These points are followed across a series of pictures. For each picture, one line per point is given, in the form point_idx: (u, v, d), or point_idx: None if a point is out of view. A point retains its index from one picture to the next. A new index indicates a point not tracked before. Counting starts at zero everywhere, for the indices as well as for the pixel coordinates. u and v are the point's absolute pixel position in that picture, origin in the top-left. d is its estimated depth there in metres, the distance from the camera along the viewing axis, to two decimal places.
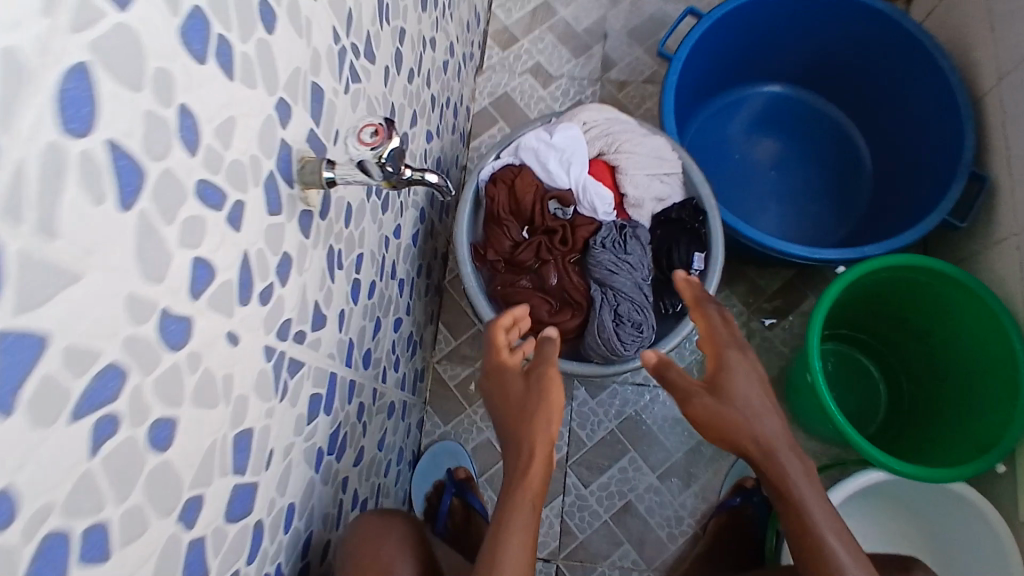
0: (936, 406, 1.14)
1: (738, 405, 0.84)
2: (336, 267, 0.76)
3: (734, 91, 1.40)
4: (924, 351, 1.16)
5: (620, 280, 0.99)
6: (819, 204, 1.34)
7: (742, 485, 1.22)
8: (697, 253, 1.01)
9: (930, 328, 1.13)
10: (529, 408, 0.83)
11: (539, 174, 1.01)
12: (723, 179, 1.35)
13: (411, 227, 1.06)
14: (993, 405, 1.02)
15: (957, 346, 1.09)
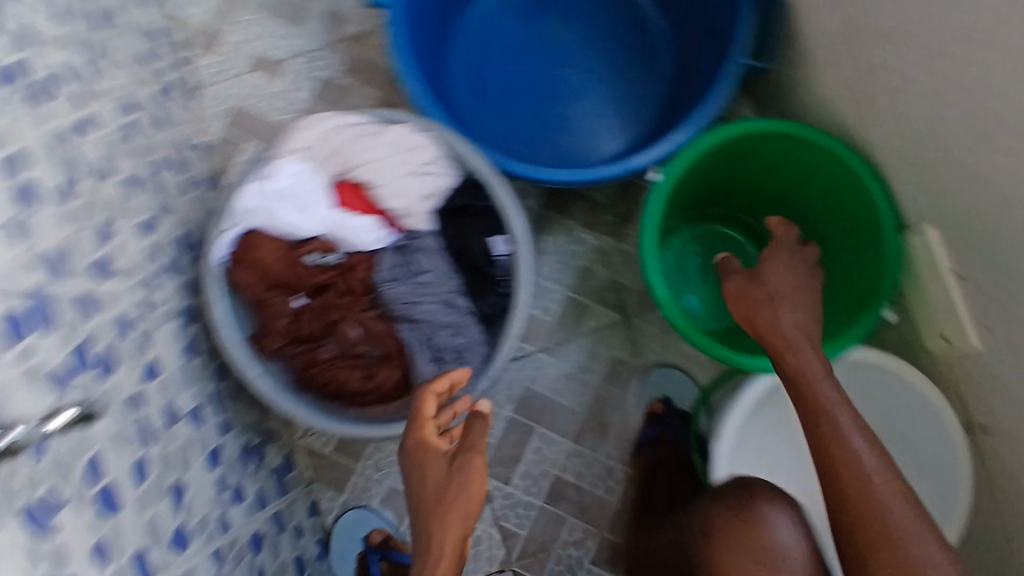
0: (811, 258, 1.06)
1: (759, 317, 0.85)
2: (52, 512, 0.60)
3: (479, 8, 1.18)
4: (784, 209, 1.08)
5: (424, 309, 0.84)
6: (625, 85, 1.16)
7: (652, 413, 1.15)
8: (497, 240, 0.86)
9: (781, 182, 1.03)
10: (447, 492, 0.69)
11: (280, 233, 0.82)
12: (510, 112, 1.15)
13: (171, 348, 0.90)
14: (868, 244, 0.94)
15: (813, 190, 1.00)
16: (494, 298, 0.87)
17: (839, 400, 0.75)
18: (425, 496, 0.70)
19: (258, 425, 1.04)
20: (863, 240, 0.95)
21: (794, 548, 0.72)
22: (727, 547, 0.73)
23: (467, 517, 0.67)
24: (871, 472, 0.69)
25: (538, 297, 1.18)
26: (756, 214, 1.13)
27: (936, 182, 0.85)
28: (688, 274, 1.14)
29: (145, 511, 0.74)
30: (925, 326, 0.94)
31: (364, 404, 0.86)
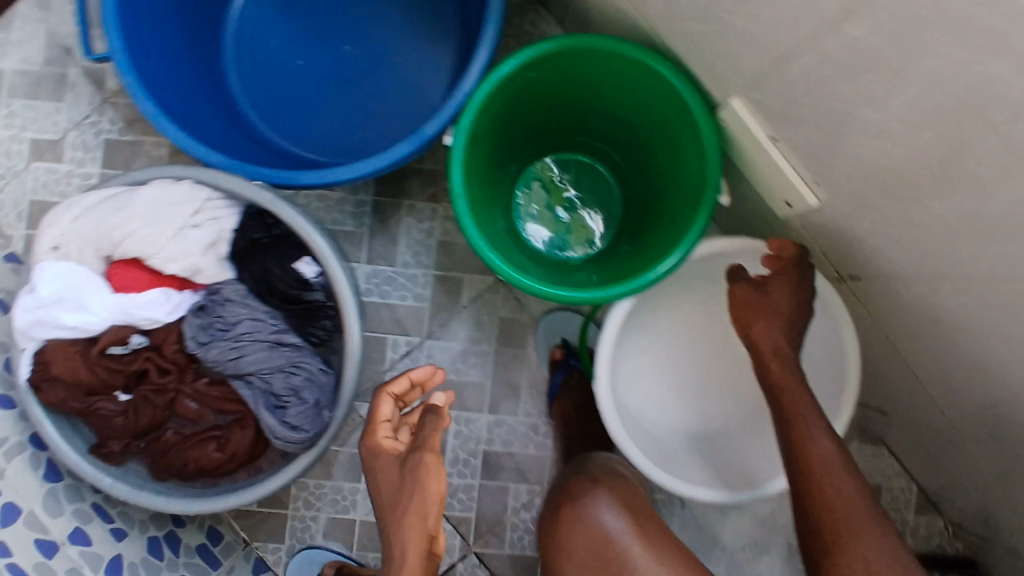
0: (647, 164, 1.02)
1: (764, 333, 0.88)
2: None
3: (238, 14, 1.09)
4: (609, 124, 1.03)
5: (250, 360, 0.80)
6: (415, 45, 1.08)
7: (555, 361, 1.12)
8: (300, 262, 0.81)
9: (594, 102, 0.98)
10: (402, 498, 0.72)
11: (72, 336, 0.79)
12: (307, 112, 1.07)
13: (26, 485, 0.86)
14: (687, 135, 0.90)
15: (623, 100, 0.96)
16: (322, 321, 0.83)
17: (812, 408, 0.82)
18: (388, 503, 0.73)
19: (161, 516, 1.02)
20: (682, 133, 0.91)
21: (616, 529, 0.74)
22: (563, 536, 0.76)
23: (424, 519, 0.70)
24: (839, 477, 0.77)
25: (407, 285, 1.12)
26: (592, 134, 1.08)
27: (717, 52, 0.80)
28: (539, 214, 1.12)
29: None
30: (768, 196, 0.89)
31: (230, 472, 0.83)
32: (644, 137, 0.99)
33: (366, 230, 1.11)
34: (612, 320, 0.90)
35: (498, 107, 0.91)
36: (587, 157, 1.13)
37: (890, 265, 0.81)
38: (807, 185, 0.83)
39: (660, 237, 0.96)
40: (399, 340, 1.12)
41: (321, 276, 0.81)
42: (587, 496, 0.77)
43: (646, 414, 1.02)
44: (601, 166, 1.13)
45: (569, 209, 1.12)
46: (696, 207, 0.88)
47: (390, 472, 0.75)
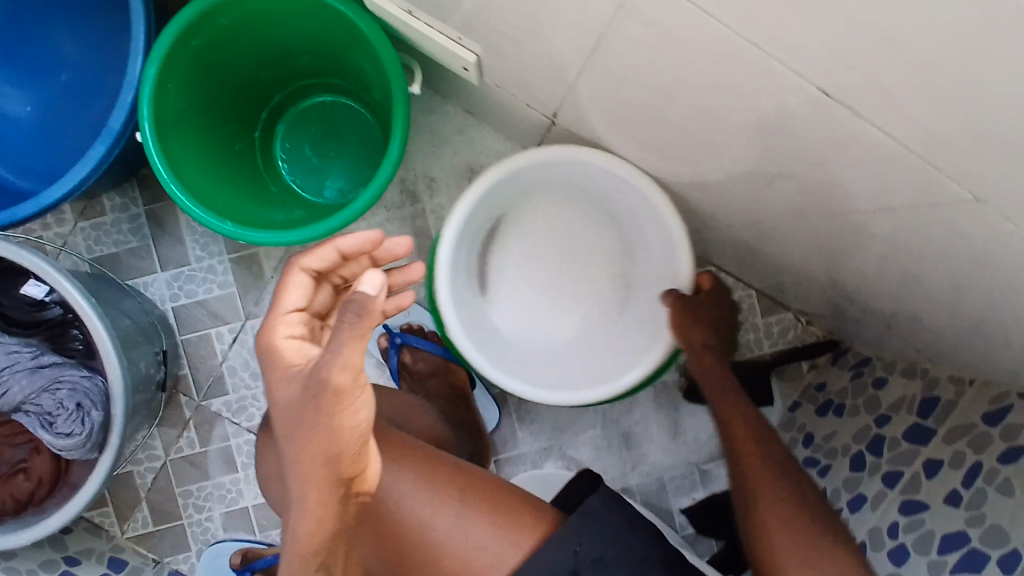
0: (364, 82, 1.05)
1: (687, 334, 0.95)
2: None
3: None
4: (315, 56, 1.04)
5: (17, 391, 0.85)
6: (120, 57, 1.04)
7: (385, 347, 1.16)
8: (28, 286, 0.86)
9: (284, 42, 1.01)
10: (307, 421, 0.65)
11: None
12: (42, 150, 1.05)
13: None
14: (362, 38, 0.92)
15: (306, 34, 0.98)
16: (72, 333, 0.88)
17: (739, 399, 0.89)
18: (293, 426, 0.66)
19: (51, 561, 1.08)
20: (358, 39, 0.92)
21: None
22: None
23: (332, 442, 0.65)
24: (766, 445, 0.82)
25: (207, 274, 1.15)
26: (316, 72, 1.10)
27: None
28: (303, 163, 1.15)
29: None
30: (452, 66, 0.91)
31: (46, 498, 0.87)
32: (345, 58, 1.01)
33: (149, 240, 1.14)
34: (439, 271, 0.96)
35: (182, 85, 0.94)
36: (326, 96, 1.14)
37: (565, 80, 0.82)
38: (462, 42, 0.84)
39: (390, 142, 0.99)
40: (222, 331, 1.16)
41: (50, 293, 0.86)
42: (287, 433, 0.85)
43: (529, 335, 1.09)
44: (343, 99, 1.14)
45: (330, 147, 1.15)
46: (395, 108, 0.92)
47: (294, 395, 0.67)
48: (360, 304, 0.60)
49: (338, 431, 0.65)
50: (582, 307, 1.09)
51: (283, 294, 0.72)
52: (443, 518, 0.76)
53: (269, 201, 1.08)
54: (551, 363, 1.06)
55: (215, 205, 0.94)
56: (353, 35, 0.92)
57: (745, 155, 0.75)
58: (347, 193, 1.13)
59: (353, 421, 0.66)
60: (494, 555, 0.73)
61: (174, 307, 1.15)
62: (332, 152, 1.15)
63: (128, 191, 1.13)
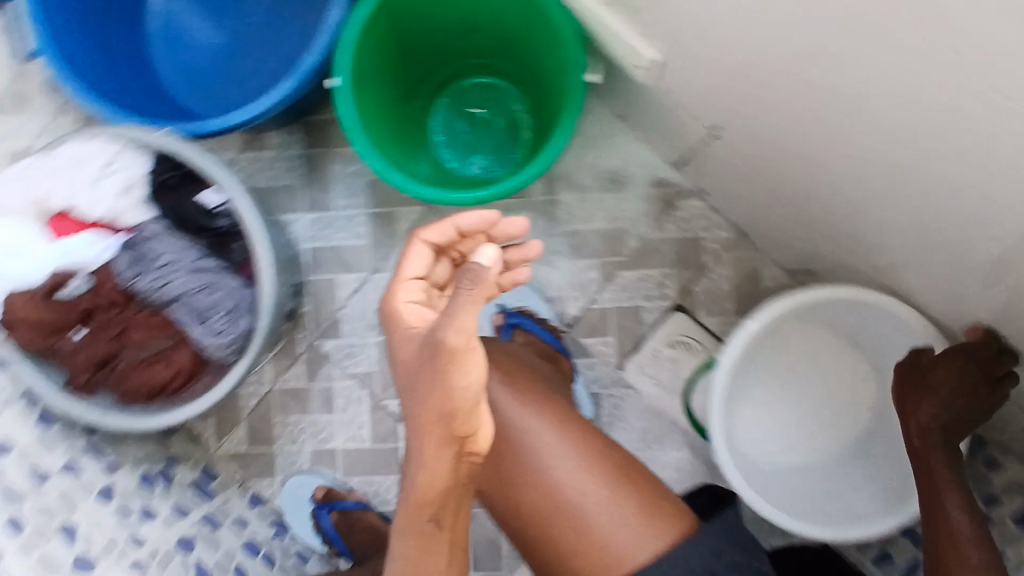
0: (533, 72, 1.10)
1: (917, 397, 0.90)
2: None
3: (158, 8, 1.16)
4: (492, 38, 1.09)
5: (176, 285, 0.91)
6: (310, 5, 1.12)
7: (497, 325, 1.19)
8: (208, 191, 0.92)
9: (470, 23, 1.07)
10: (421, 376, 0.65)
11: (24, 287, 0.90)
12: (225, 81, 1.14)
13: (24, 427, 1.00)
14: (544, 29, 0.96)
15: (491, 19, 1.04)
16: (234, 244, 0.95)
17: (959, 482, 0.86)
18: (413, 381, 0.65)
19: (154, 457, 1.15)
20: (541, 31, 0.98)
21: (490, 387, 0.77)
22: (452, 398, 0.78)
23: (447, 399, 0.63)
24: (954, 510, 0.84)
25: (346, 224, 1.22)
26: (487, 54, 1.15)
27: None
28: (454, 139, 1.20)
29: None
30: (627, 66, 0.93)
31: (180, 387, 0.94)
32: (523, 45, 1.05)
33: (301, 181, 1.22)
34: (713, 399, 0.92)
35: (376, 43, 0.99)
36: (489, 79, 1.20)
37: (741, 96, 0.83)
38: (644, 41, 0.87)
39: (549, 131, 1.05)
40: (347, 279, 1.22)
41: (225, 204, 0.93)
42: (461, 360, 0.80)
43: (772, 456, 1.02)
44: (504, 85, 1.20)
45: (483, 125, 1.20)
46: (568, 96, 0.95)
47: (415, 352, 0.67)
48: (476, 273, 0.64)
49: (454, 389, 0.63)
50: (828, 434, 1.03)
51: (404, 262, 0.75)
52: (590, 490, 0.71)
53: (424, 165, 1.14)
54: (797, 491, 0.99)
55: (386, 157, 0.99)
56: (539, 23, 0.97)
57: (923, 203, 0.74)
58: (490, 171, 1.19)
59: (467, 380, 0.63)
60: (636, 541, 0.69)
61: (311, 247, 1.22)
62: (483, 132, 1.20)
63: (292, 133, 1.21)
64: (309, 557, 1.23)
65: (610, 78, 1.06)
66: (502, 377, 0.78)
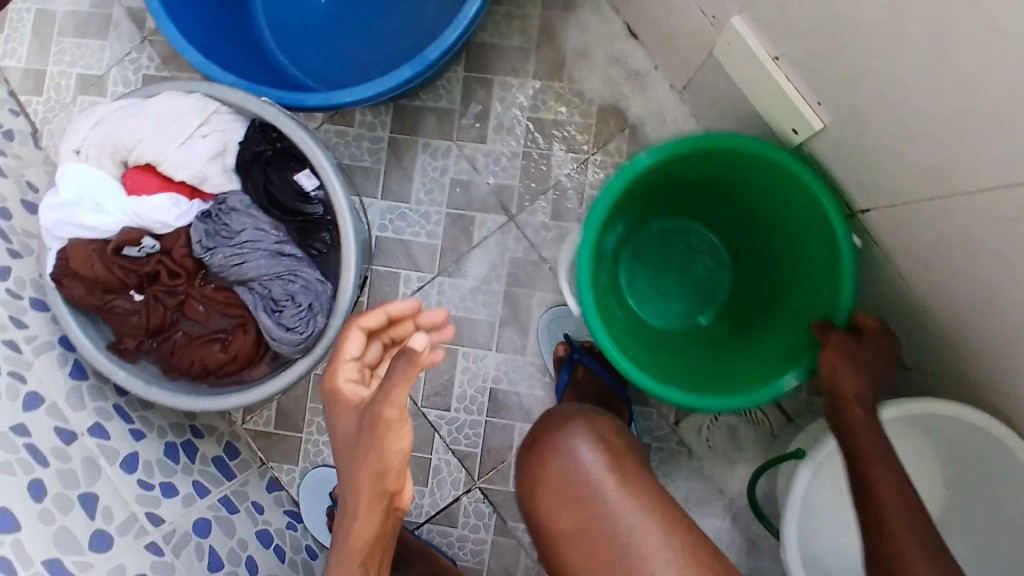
0: (750, 218, 1.01)
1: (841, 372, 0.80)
2: None
3: None
4: (710, 188, 0.99)
5: (252, 267, 0.84)
6: None
7: (559, 357, 1.11)
8: (304, 173, 0.86)
9: (693, 176, 0.97)
10: (361, 444, 0.63)
11: (93, 237, 0.84)
12: (328, 51, 1.07)
13: (55, 376, 0.94)
14: (802, 208, 0.87)
15: (722, 177, 0.95)
16: (321, 234, 0.88)
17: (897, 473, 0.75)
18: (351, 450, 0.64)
19: (180, 426, 1.08)
20: (801, 208, 0.88)
21: (589, 465, 0.72)
22: (547, 471, 0.74)
23: (382, 470, 0.62)
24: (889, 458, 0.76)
25: (418, 220, 1.16)
26: (686, 202, 1.05)
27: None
28: (643, 289, 1.09)
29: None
30: (777, 123, 0.88)
31: (232, 373, 0.87)
32: (756, 199, 0.96)
33: (382, 166, 1.16)
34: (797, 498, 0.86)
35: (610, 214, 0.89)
36: (669, 223, 1.09)
37: (895, 187, 0.77)
38: (812, 107, 0.80)
39: (790, 302, 0.95)
40: (411, 277, 1.16)
41: (319, 189, 0.86)
42: (568, 431, 0.75)
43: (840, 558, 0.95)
44: (684, 222, 1.09)
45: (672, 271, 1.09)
46: (832, 286, 0.85)
47: (352, 423, 0.65)
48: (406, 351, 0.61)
49: (387, 455, 0.61)
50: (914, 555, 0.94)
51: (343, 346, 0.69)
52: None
53: (640, 331, 1.02)
54: None
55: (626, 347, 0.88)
56: (794, 199, 0.87)
57: None
58: (686, 322, 1.08)
59: (403, 446, 0.61)
60: None
61: (379, 236, 1.16)
62: (673, 278, 1.09)
63: (382, 114, 1.16)
64: (318, 555, 1.16)
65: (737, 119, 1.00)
66: (603, 457, 0.73)
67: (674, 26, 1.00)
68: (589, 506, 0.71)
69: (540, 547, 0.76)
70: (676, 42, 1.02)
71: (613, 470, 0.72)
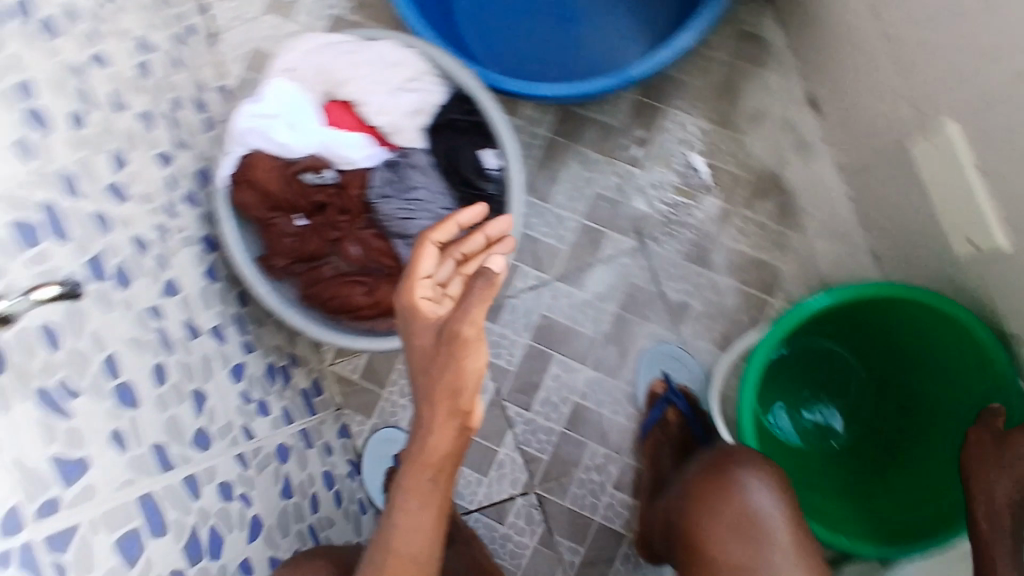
0: (908, 361, 1.02)
1: (976, 471, 0.80)
2: (78, 391, 0.70)
3: None
4: (878, 325, 1.02)
5: (418, 224, 0.87)
6: (622, 31, 1.15)
7: (654, 394, 1.12)
8: (488, 150, 0.88)
9: (878, 320, 1.01)
10: (436, 361, 0.63)
11: (275, 153, 0.85)
12: (508, 58, 1.15)
13: (194, 270, 0.97)
14: (981, 375, 0.90)
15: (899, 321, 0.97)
16: (488, 213, 0.89)
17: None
18: (426, 367, 0.64)
19: (281, 351, 1.11)
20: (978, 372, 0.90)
21: (769, 511, 0.78)
22: (719, 499, 0.80)
23: (459, 389, 0.62)
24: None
25: (553, 221, 1.17)
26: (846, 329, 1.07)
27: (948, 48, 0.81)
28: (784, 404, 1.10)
29: (49, 448, 0.64)
30: (953, 233, 0.90)
31: (367, 318, 0.89)
32: (925, 349, 0.98)
33: (533, 160, 1.18)
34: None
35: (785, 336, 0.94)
36: (821, 344, 1.10)
37: None
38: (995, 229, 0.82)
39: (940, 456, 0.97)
40: (529, 273, 1.18)
41: (500, 170, 0.88)
42: (751, 471, 0.81)
43: None
44: (835, 346, 1.11)
45: (803, 409, 1.11)
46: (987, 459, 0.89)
47: (428, 339, 0.66)
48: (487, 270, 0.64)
49: (463, 373, 0.62)
50: None
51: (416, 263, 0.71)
52: None
53: (775, 452, 1.04)
54: None
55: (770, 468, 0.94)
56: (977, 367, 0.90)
57: None
58: (818, 445, 1.09)
59: (479, 365, 0.62)
60: None
61: None
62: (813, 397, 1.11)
63: (547, 112, 1.18)
64: (367, 510, 1.17)
65: (902, 216, 1.01)
66: (783, 509, 0.78)
67: (868, 108, 1.00)
68: (757, 545, 0.76)
69: (683, 561, 0.82)
70: (862, 128, 1.04)
71: (786, 521, 0.78)
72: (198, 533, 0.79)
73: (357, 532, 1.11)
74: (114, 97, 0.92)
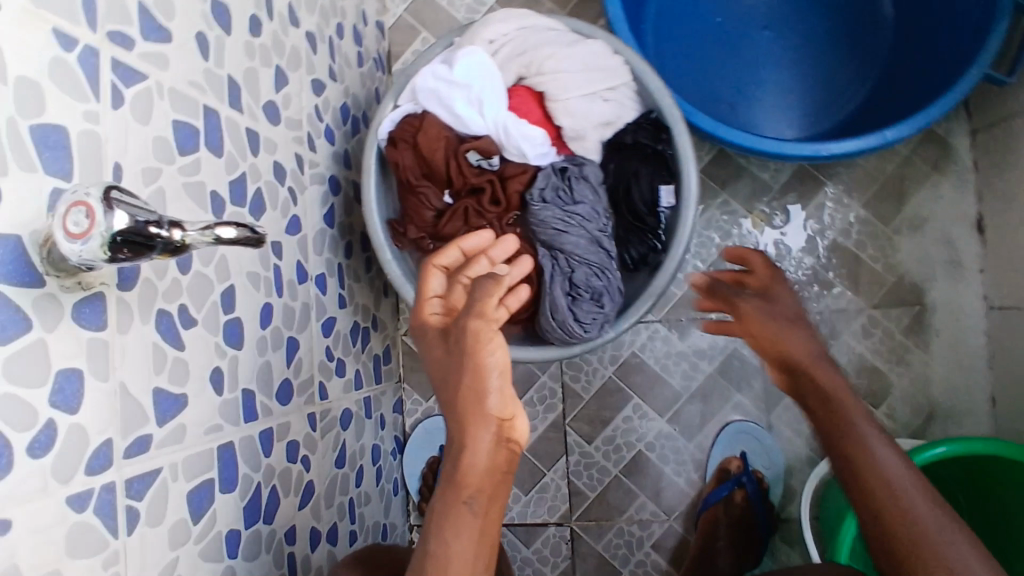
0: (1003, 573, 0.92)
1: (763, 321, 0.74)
2: (193, 321, 0.64)
3: None
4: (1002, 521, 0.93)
5: (571, 241, 0.80)
6: (804, 101, 1.09)
7: (727, 468, 1.07)
8: (663, 186, 0.82)
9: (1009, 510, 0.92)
10: (454, 366, 0.55)
11: (447, 121, 0.80)
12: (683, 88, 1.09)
13: (317, 210, 0.91)
14: None
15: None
16: (643, 249, 0.83)
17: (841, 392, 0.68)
18: (446, 379, 0.55)
19: (366, 311, 1.05)
20: None
21: None
22: None
23: (481, 384, 0.53)
24: (877, 443, 0.65)
25: None
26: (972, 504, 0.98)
27: None
28: None
29: (156, 378, 0.59)
30: None
31: None
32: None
33: None
34: None
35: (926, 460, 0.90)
36: None
37: None
38: None
39: None
40: None
41: (670, 209, 0.82)
42: None
43: None
44: None
45: None
46: None
47: (439, 349, 0.57)
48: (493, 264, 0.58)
49: (482, 369, 0.53)
50: None
51: (423, 284, 0.63)
52: None
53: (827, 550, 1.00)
54: None
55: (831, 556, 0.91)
56: None
57: None
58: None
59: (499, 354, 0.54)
60: None
61: None
62: None
63: (704, 151, 1.11)
64: (398, 492, 1.13)
65: None
66: None
67: None
68: None
69: None
70: None
71: None
72: (259, 492, 0.74)
73: (385, 514, 1.07)
74: (292, 9, 0.85)
